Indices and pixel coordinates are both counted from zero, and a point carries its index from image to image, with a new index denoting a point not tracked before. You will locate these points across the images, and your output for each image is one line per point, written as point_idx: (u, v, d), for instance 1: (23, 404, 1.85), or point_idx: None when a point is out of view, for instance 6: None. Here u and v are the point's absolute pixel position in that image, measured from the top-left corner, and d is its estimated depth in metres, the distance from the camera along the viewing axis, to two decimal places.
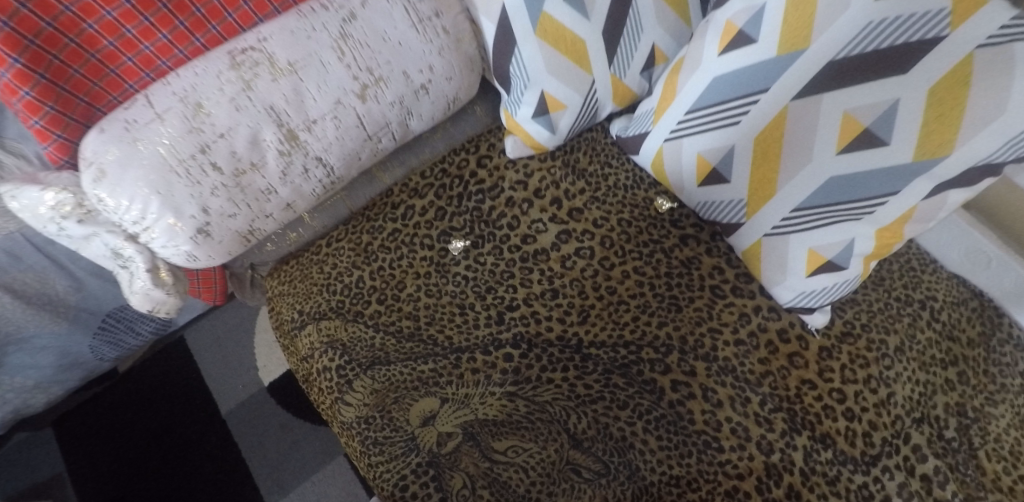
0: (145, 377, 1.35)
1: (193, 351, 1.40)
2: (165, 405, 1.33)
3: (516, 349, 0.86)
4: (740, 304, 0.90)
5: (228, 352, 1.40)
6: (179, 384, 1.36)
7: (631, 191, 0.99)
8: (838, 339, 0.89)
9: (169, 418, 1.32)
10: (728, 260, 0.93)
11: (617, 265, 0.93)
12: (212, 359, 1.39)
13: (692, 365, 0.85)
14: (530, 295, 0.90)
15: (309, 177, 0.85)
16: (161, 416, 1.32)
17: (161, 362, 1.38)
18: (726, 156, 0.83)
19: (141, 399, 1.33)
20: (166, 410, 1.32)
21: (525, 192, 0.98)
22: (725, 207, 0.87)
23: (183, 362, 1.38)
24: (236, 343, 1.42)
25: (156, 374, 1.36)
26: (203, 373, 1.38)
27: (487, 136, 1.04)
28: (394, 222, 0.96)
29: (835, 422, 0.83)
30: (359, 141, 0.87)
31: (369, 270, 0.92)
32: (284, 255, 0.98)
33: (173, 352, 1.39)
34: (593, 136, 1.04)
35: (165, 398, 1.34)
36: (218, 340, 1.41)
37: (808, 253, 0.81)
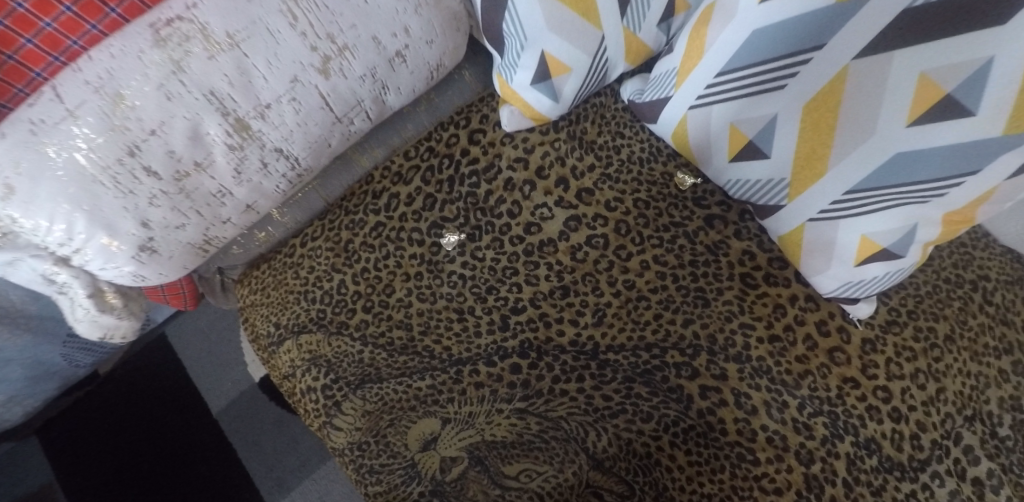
0: (130, 379, 1.27)
1: (176, 348, 1.31)
2: (154, 406, 1.26)
3: (524, 358, 0.76)
4: (774, 295, 0.79)
5: (214, 347, 1.32)
6: (166, 383, 1.28)
7: (648, 166, 0.86)
8: (882, 330, 0.79)
9: (160, 420, 1.25)
10: (760, 243, 0.82)
11: (636, 254, 0.81)
12: (198, 355, 1.31)
13: (723, 367, 0.76)
14: (537, 294, 0.80)
15: (269, 172, 0.71)
16: (152, 418, 1.25)
17: (144, 363, 1.29)
18: (766, 127, 0.70)
19: (128, 403, 1.25)
20: (155, 411, 1.25)
21: (527, 172, 0.85)
22: (761, 187, 0.75)
23: (168, 361, 1.30)
24: (222, 336, 1.33)
25: (140, 373, 1.28)
26: (192, 371, 1.30)
27: (479, 106, 0.89)
28: (377, 214, 0.84)
29: (880, 424, 0.75)
30: (326, 125, 0.72)
31: (353, 272, 0.81)
32: (254, 258, 0.87)
33: (156, 351, 1.30)
34: (602, 101, 0.90)
35: (153, 399, 1.26)
36: (203, 334, 1.32)
37: (859, 241, 0.70)
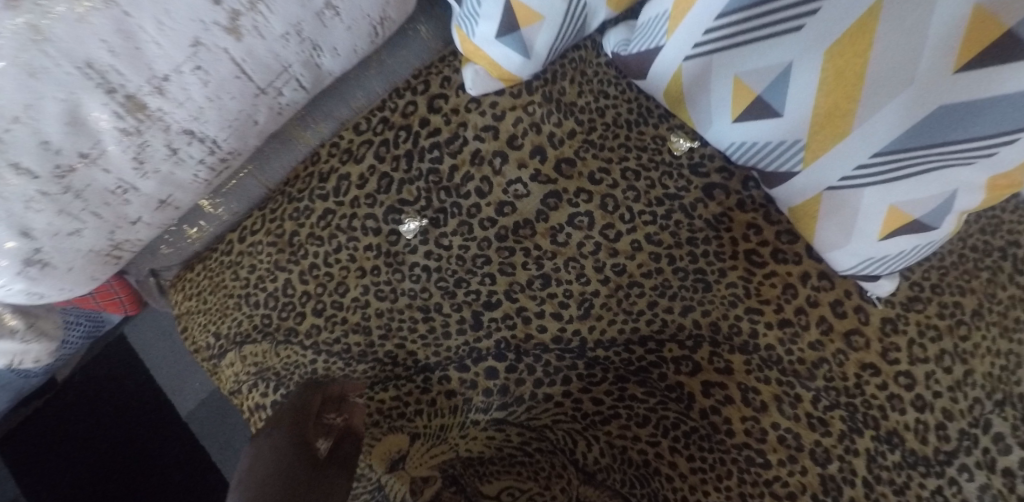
0: (88, 388, 1.17)
1: (135, 348, 1.20)
2: (119, 411, 1.17)
3: (501, 361, 0.67)
4: (783, 273, 0.69)
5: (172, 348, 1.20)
6: (127, 390, 1.18)
7: (637, 129, 0.75)
8: (904, 308, 0.70)
9: (125, 429, 1.16)
10: (767, 215, 0.71)
11: (627, 234, 0.70)
12: (158, 355, 1.20)
13: (727, 360, 0.67)
14: (514, 285, 0.69)
15: (181, 159, 0.59)
16: (116, 428, 1.16)
17: (104, 367, 1.19)
18: (778, 80, 0.58)
19: (88, 413, 1.16)
20: (120, 416, 1.17)
21: (497, 142, 0.73)
22: (771, 151, 0.64)
23: (128, 363, 1.20)
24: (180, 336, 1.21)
25: (99, 377, 1.18)
26: (153, 375, 1.19)
27: (438, 65, 0.76)
28: (325, 200, 0.72)
29: (903, 415, 0.67)
30: (246, 98, 0.60)
31: (300, 269, 0.71)
32: (189, 257, 0.76)
33: (115, 354, 1.20)
34: (582, 55, 0.78)
35: (115, 407, 1.17)
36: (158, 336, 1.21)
37: (887, 212, 0.59)
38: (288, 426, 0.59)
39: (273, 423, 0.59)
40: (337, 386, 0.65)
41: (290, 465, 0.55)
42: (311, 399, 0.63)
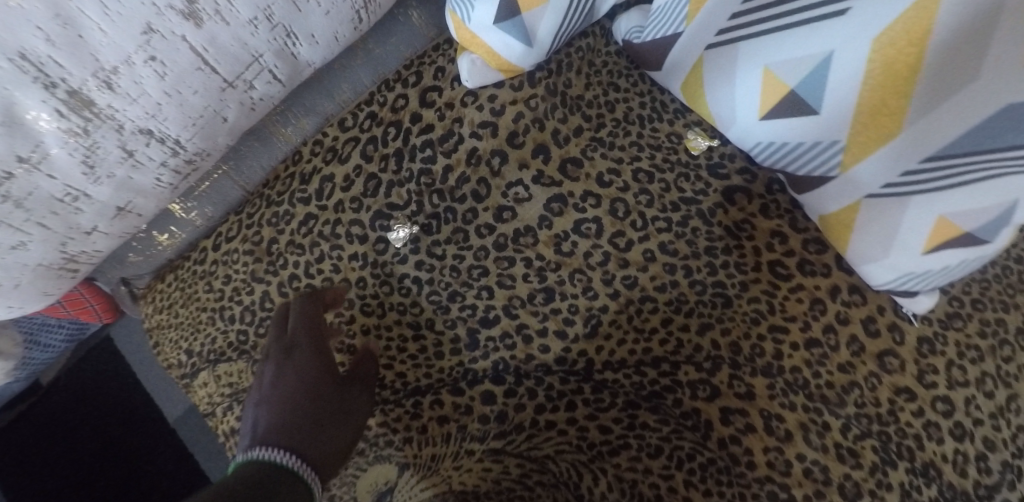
0: (53, 411, 1.05)
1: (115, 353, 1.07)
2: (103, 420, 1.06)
3: (498, 385, 0.62)
4: (810, 287, 0.63)
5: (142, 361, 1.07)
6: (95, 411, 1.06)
7: (651, 126, 0.68)
8: (942, 326, 0.64)
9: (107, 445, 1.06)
10: (793, 222, 0.64)
11: (638, 243, 0.64)
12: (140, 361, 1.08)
13: (749, 384, 0.61)
14: (514, 299, 0.63)
15: (138, 162, 0.53)
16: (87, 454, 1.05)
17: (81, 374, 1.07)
18: (815, 73, 0.51)
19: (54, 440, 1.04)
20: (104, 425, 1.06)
21: (495, 139, 0.66)
22: (803, 152, 0.56)
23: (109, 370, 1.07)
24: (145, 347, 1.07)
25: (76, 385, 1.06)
26: (122, 394, 1.06)
27: (432, 55, 0.69)
28: (306, 204, 0.66)
29: (940, 445, 0.61)
30: (211, 93, 0.53)
31: (279, 280, 0.65)
32: (161, 265, 0.70)
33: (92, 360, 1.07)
34: (589, 43, 0.71)
35: (83, 432, 1.05)
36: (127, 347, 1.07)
37: (935, 223, 0.52)
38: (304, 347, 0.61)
39: (287, 342, 0.61)
40: (330, 294, 0.63)
41: (310, 388, 0.60)
42: (319, 315, 0.62)
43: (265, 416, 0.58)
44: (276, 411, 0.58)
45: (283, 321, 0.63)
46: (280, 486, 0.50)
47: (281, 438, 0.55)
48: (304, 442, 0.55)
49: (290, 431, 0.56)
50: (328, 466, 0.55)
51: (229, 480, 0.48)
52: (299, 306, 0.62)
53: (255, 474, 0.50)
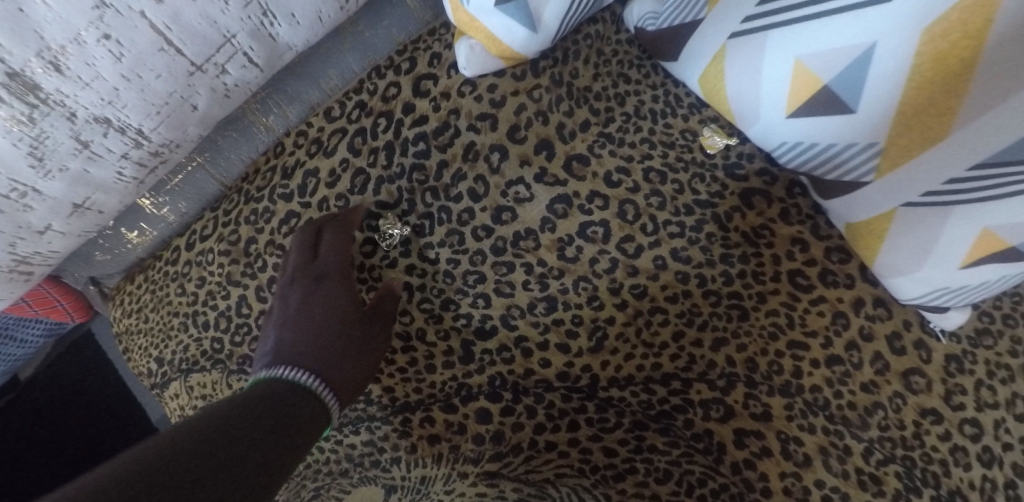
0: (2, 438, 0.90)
1: (75, 363, 0.93)
2: (60, 441, 0.91)
3: (495, 402, 0.57)
4: (833, 300, 0.58)
5: (93, 372, 0.93)
6: (47, 437, 0.91)
7: (663, 121, 0.63)
8: (972, 343, 0.59)
9: (65, 470, 0.90)
10: (815, 228, 0.59)
11: (649, 248, 0.59)
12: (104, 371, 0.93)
13: (765, 404, 0.57)
14: (512, 309, 0.58)
15: (94, 154, 0.48)
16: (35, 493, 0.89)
17: (32, 394, 0.92)
18: (853, 67, 0.46)
19: None
20: (61, 447, 0.91)
21: (495, 133, 0.60)
22: (834, 154, 0.52)
23: (67, 384, 0.93)
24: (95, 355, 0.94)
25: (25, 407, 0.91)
26: (86, 407, 0.92)
27: (427, 40, 0.64)
28: (289, 201, 0.61)
29: (968, 471, 0.57)
30: (178, 79, 0.48)
31: (257, 284, 0.60)
32: (131, 265, 0.65)
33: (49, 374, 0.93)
34: (598, 31, 0.65)
35: (37, 459, 0.90)
36: (70, 362, 0.93)
37: (977, 236, 0.48)
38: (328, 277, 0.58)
39: (313, 269, 0.58)
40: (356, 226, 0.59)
41: (333, 317, 0.56)
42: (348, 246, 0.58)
43: (288, 340, 0.54)
44: (297, 334, 0.55)
45: (310, 245, 0.58)
46: (286, 411, 0.46)
47: (303, 360, 0.52)
48: (327, 369, 0.52)
49: (312, 355, 0.53)
50: (343, 393, 0.53)
51: (228, 402, 0.45)
52: (327, 235, 0.59)
53: (259, 396, 0.46)
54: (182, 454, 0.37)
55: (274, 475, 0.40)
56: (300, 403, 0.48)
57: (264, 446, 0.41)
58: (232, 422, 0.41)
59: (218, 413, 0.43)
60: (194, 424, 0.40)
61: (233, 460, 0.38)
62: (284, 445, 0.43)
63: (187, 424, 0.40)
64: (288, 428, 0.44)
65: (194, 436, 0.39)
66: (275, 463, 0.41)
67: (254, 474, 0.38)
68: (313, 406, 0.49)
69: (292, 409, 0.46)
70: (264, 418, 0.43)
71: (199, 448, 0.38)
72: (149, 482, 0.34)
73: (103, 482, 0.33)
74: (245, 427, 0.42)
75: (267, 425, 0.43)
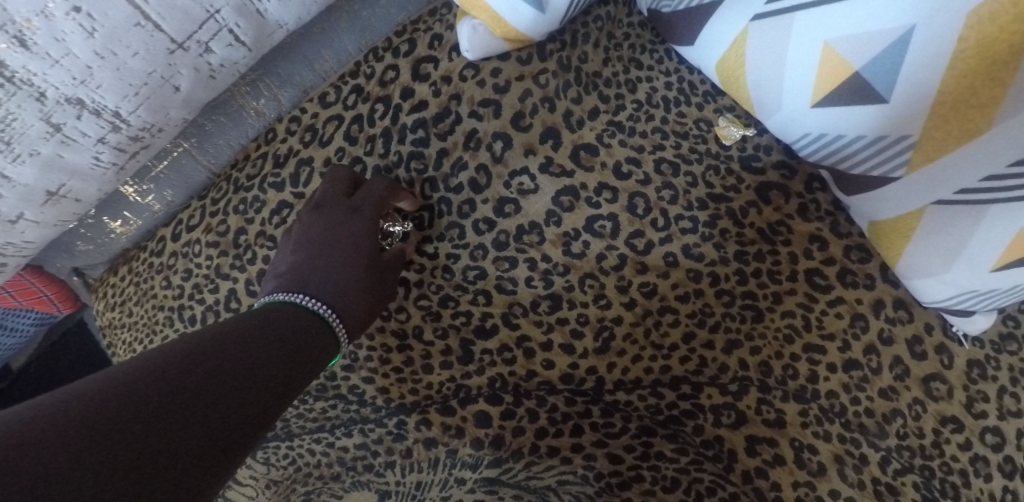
0: None
1: (63, 355, 0.90)
2: None
3: (494, 405, 0.55)
4: (852, 301, 0.55)
5: (75, 371, 0.89)
6: None
7: (676, 110, 0.60)
8: (995, 349, 0.57)
9: None
10: (834, 226, 0.56)
11: (659, 245, 0.56)
12: (93, 364, 0.90)
13: (779, 410, 0.54)
14: (514, 307, 0.56)
15: (68, 138, 0.45)
16: None
17: (19, 386, 0.88)
18: (889, 52, 0.43)
19: None
20: None
21: (498, 120, 0.57)
22: (861, 146, 0.49)
23: (55, 376, 0.89)
24: (78, 355, 0.90)
25: (13, 399, 0.88)
26: None
27: (427, 20, 0.60)
28: (280, 190, 0.57)
29: (989, 482, 0.54)
30: (158, 57, 0.45)
31: (246, 277, 0.57)
32: (115, 255, 0.62)
33: (37, 365, 0.89)
34: (610, 12, 0.62)
35: None
36: (59, 353, 0.90)
37: (1012, 238, 0.45)
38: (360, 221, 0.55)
39: (346, 203, 0.54)
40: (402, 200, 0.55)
41: (354, 256, 0.53)
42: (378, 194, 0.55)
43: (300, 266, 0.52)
44: (315, 264, 0.52)
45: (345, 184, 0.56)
46: (295, 339, 0.45)
47: (314, 291, 0.51)
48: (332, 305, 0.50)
49: (325, 290, 0.51)
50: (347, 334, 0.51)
51: (242, 319, 0.45)
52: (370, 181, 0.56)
53: (271, 319, 0.45)
54: (185, 367, 0.37)
55: (277, 399, 0.40)
56: (313, 334, 0.47)
57: (275, 367, 0.41)
58: (239, 342, 0.41)
59: (228, 329, 0.42)
60: (201, 338, 0.40)
61: (238, 380, 0.38)
62: (290, 372, 0.42)
63: (195, 338, 0.40)
64: (295, 357, 0.44)
65: (199, 351, 0.38)
66: (282, 385, 0.41)
67: (257, 395, 0.39)
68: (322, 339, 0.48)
69: (304, 339, 0.46)
70: (272, 343, 0.43)
71: (203, 364, 0.38)
72: (151, 392, 0.34)
73: (103, 388, 0.33)
74: (253, 348, 0.41)
75: (273, 350, 0.43)
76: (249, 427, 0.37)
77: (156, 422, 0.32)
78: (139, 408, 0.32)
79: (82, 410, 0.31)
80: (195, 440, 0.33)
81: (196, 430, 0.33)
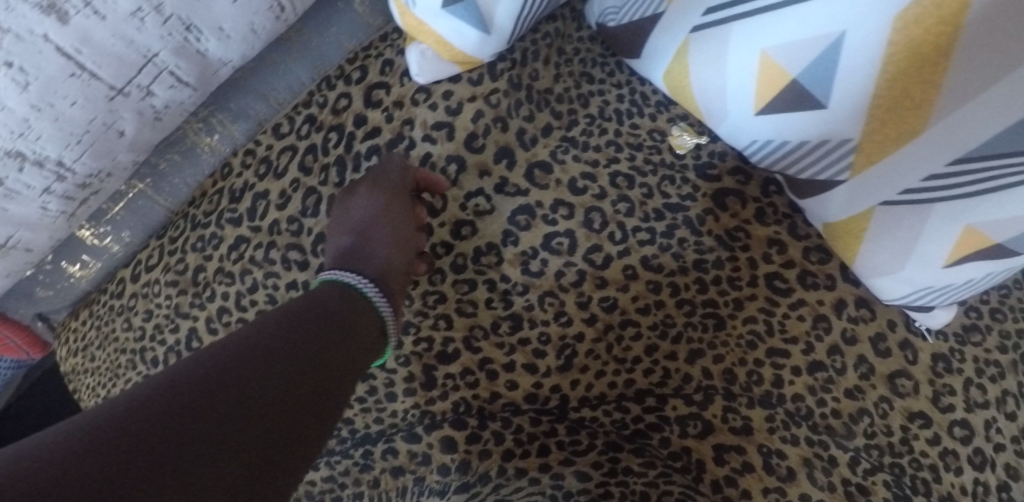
0: None
1: (36, 399, 0.89)
2: None
3: (459, 430, 0.55)
4: (813, 303, 0.55)
5: (49, 415, 0.88)
6: None
7: (629, 122, 0.60)
8: (959, 341, 0.57)
9: None
10: (792, 228, 0.56)
11: (618, 258, 0.56)
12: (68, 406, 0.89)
13: (745, 417, 0.55)
14: (475, 330, 0.55)
15: (12, 191, 0.45)
16: None
17: None
18: (820, 60, 0.44)
19: None
20: None
21: (452, 143, 0.57)
22: (805, 151, 0.49)
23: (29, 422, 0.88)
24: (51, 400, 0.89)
25: None
26: None
27: (379, 46, 0.60)
28: (236, 225, 0.57)
29: (959, 475, 0.54)
30: (97, 104, 0.45)
31: (206, 315, 0.57)
32: (76, 299, 0.62)
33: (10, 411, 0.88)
34: (558, 29, 0.62)
35: None
36: (32, 398, 0.88)
37: (959, 234, 0.46)
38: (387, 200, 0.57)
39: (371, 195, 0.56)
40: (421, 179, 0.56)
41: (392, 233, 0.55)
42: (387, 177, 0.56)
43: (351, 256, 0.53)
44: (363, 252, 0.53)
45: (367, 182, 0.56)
46: (347, 323, 0.45)
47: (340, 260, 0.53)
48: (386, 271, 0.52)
49: (346, 256, 0.53)
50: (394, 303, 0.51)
51: (314, 301, 0.46)
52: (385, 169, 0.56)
53: (322, 303, 0.45)
54: (242, 365, 0.37)
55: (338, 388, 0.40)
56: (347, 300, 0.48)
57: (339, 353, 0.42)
58: (267, 345, 0.39)
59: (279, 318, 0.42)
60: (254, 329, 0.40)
61: (268, 390, 0.36)
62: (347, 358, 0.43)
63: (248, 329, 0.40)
64: (344, 340, 0.43)
65: (222, 363, 0.36)
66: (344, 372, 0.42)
67: (306, 397, 0.37)
68: (340, 288, 0.49)
69: (361, 325, 0.46)
70: (302, 338, 0.41)
71: (259, 358, 0.38)
72: (219, 395, 0.34)
73: (148, 409, 0.32)
74: (305, 337, 0.41)
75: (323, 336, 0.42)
76: (309, 426, 0.37)
77: (220, 426, 0.32)
78: (202, 414, 0.33)
79: (148, 421, 0.31)
80: (260, 442, 0.33)
81: (265, 431, 0.34)
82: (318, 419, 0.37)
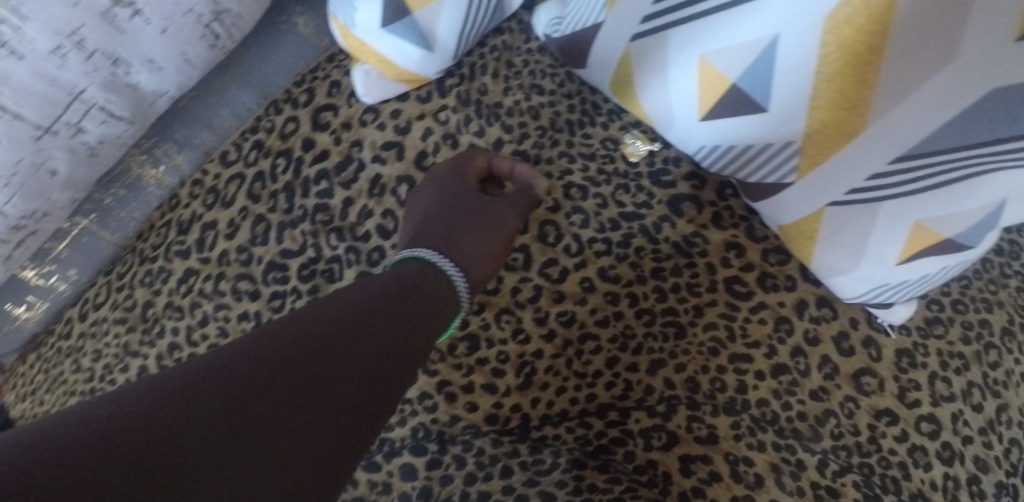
0: None
1: None
2: None
3: (419, 457, 0.52)
4: (773, 306, 0.55)
5: None
6: None
7: (581, 132, 0.60)
8: (922, 334, 0.57)
9: None
10: (749, 231, 0.56)
11: (574, 270, 0.55)
12: None
13: (710, 426, 0.53)
14: (432, 353, 0.54)
15: None
16: None
17: None
18: (758, 64, 0.43)
19: None
20: None
21: (402, 162, 0.57)
22: (754, 155, 0.49)
23: None
24: None
25: None
26: None
27: (325, 68, 0.60)
28: (184, 257, 0.56)
29: (929, 471, 0.54)
30: (24, 145, 0.43)
31: (156, 352, 0.55)
32: (24, 342, 0.61)
33: None
34: (505, 41, 0.62)
35: None
36: None
37: (909, 231, 0.46)
38: (476, 192, 0.57)
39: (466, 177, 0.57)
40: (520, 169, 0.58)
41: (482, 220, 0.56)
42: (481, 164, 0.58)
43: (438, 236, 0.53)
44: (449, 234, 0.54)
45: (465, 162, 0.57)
46: (406, 311, 0.41)
47: (424, 242, 0.53)
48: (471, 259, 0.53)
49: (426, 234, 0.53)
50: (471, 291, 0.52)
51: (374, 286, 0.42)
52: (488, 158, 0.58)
53: (382, 289, 0.42)
54: (293, 350, 0.33)
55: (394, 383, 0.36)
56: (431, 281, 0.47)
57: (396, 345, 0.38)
58: (321, 331, 0.35)
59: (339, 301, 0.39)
60: (309, 313, 0.37)
61: (317, 382, 0.32)
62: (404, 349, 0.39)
63: (305, 312, 0.37)
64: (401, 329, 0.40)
65: (269, 348, 0.33)
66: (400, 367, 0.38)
67: (359, 388, 0.34)
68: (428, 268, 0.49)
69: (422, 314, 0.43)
70: (358, 327, 0.37)
71: (311, 344, 0.34)
72: (264, 381, 0.31)
73: (185, 389, 0.29)
74: (362, 324, 0.37)
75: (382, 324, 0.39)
76: (358, 425, 0.32)
77: (261, 417, 0.29)
78: (244, 400, 0.29)
79: (181, 402, 0.28)
80: (307, 439, 0.30)
81: (311, 427, 0.30)
82: (370, 417, 0.34)
